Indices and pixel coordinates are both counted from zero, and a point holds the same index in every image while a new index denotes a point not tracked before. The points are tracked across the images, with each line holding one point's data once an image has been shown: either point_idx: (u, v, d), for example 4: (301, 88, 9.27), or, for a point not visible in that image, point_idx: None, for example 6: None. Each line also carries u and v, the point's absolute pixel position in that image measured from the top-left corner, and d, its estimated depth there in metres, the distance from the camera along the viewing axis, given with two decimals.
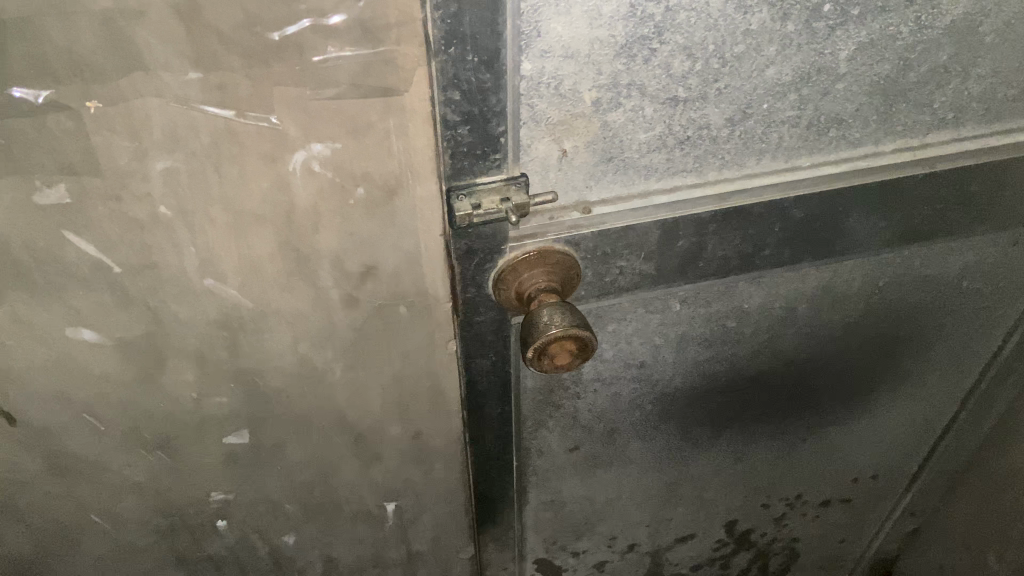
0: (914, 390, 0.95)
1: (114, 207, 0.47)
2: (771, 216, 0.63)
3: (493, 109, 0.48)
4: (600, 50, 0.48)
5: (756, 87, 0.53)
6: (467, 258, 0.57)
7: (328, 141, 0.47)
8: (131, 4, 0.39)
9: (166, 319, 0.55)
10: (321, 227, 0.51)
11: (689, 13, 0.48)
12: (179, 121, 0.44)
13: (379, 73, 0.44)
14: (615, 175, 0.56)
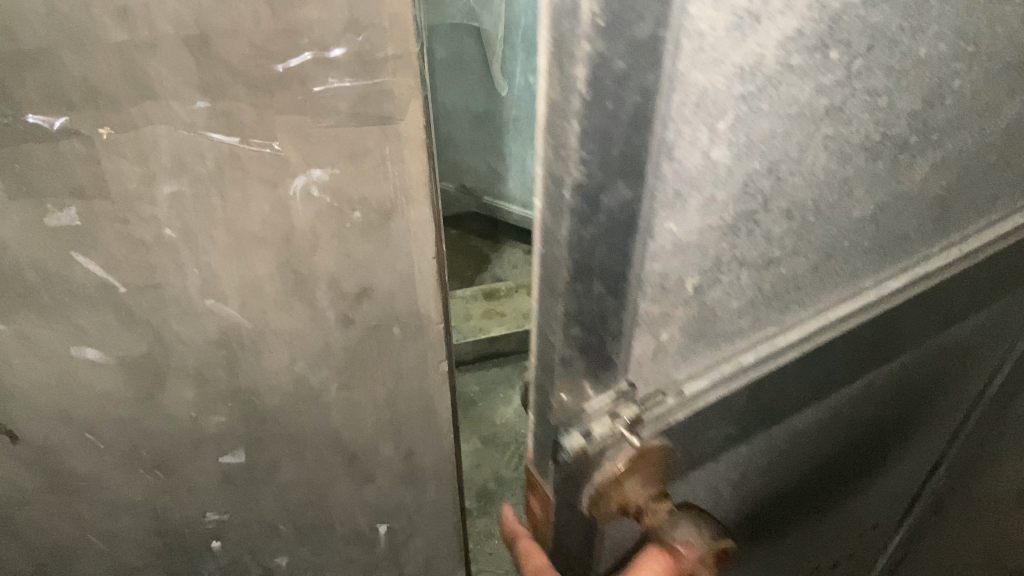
0: (917, 447, 0.91)
1: (121, 229, 0.49)
2: (847, 348, 0.54)
3: (614, 333, 0.38)
4: (708, 236, 0.38)
5: (843, 229, 0.46)
6: (568, 484, 0.44)
7: (326, 166, 0.49)
8: (144, 38, 0.41)
9: (169, 336, 0.56)
10: (319, 248, 0.54)
11: (797, 176, 0.39)
12: (186, 146, 0.46)
13: (376, 102, 0.47)
14: (703, 355, 0.46)
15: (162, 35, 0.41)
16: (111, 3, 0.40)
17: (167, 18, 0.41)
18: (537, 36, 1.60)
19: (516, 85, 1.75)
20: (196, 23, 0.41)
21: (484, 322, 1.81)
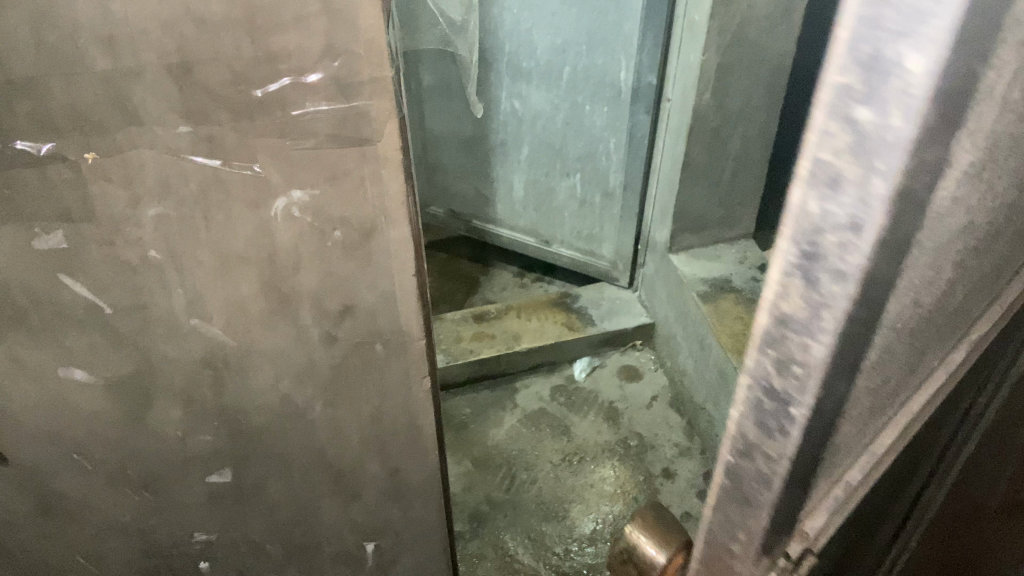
0: (957, 512, 0.90)
1: (109, 252, 0.51)
2: (941, 419, 0.59)
3: (805, 482, 0.41)
4: (879, 363, 0.40)
5: (947, 317, 0.50)
6: None
7: (307, 188, 0.51)
8: (129, 66, 0.43)
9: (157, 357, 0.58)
10: (302, 268, 0.55)
11: (938, 289, 0.43)
12: (170, 170, 0.48)
13: (354, 124, 0.49)
14: (848, 469, 0.48)
15: (146, 63, 0.43)
16: (97, 33, 0.42)
17: (151, 48, 0.43)
18: (523, 61, 1.66)
19: (502, 111, 1.78)
20: (180, 53, 0.43)
21: (474, 345, 1.82)
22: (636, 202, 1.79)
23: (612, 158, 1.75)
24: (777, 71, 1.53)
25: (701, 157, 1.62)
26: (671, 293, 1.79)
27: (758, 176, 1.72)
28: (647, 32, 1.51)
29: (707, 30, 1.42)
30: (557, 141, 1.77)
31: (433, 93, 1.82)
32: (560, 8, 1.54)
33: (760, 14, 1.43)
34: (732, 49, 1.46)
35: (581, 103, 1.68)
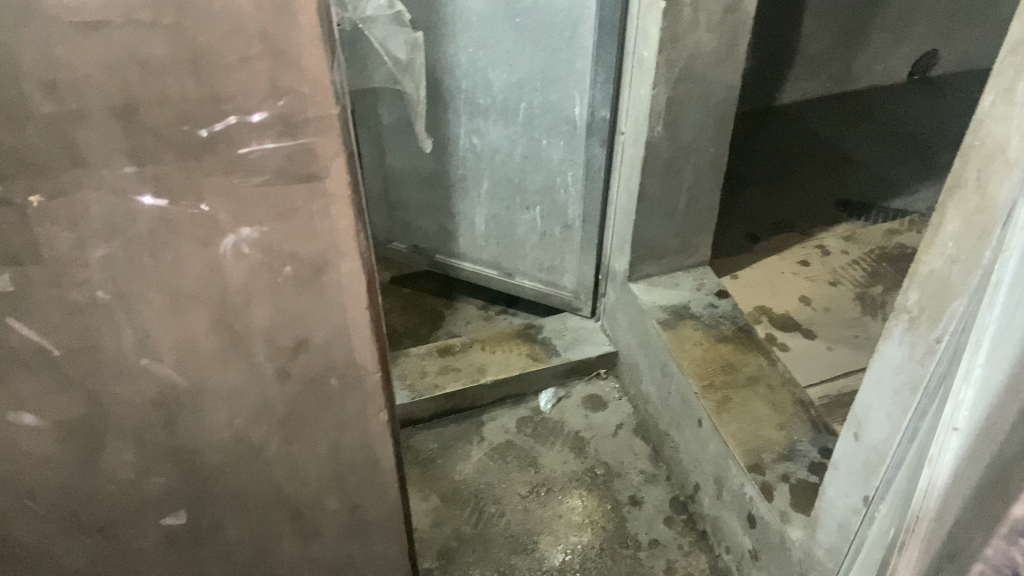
0: None
1: (57, 293, 0.53)
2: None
3: None
4: None
5: None
6: None
7: (256, 225, 0.54)
8: (73, 109, 0.47)
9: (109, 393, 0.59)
10: (254, 303, 0.58)
11: None
12: (117, 211, 0.51)
13: (301, 161, 0.53)
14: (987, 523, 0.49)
15: (88, 106, 0.47)
16: (40, 78, 0.45)
17: (95, 91, 0.46)
18: (480, 97, 1.68)
19: (461, 146, 1.79)
20: (127, 93, 0.47)
21: (440, 379, 1.81)
22: (595, 233, 1.82)
23: (570, 190, 1.77)
24: (725, 103, 1.59)
25: (656, 188, 1.66)
26: (633, 321, 1.80)
27: (714, 205, 1.77)
28: (600, 67, 1.55)
29: (655, 66, 1.46)
30: (517, 174, 1.79)
31: (392, 131, 1.84)
32: (514, 47, 1.58)
33: (705, 49, 1.49)
34: (680, 83, 1.51)
35: (538, 137, 1.70)
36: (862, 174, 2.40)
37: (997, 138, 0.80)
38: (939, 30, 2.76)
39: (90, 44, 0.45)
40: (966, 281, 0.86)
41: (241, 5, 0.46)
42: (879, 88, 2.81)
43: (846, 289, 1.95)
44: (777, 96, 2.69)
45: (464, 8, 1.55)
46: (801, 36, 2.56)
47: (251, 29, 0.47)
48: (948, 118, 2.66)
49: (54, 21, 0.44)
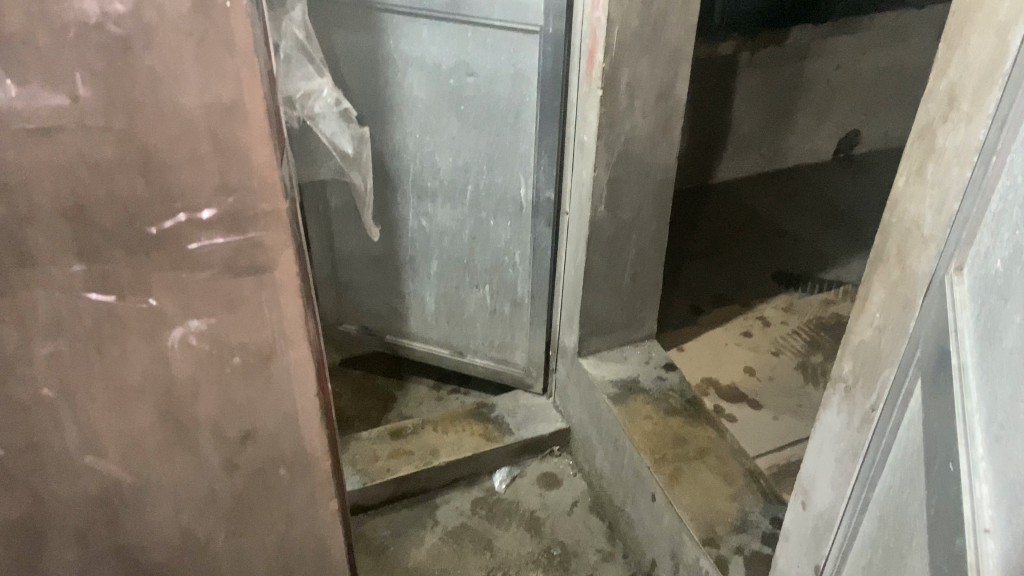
0: None
1: (4, 398, 0.61)
2: None
3: None
4: None
5: None
6: None
7: (203, 318, 0.64)
8: (24, 214, 0.55)
9: (52, 465, 0.65)
10: (200, 395, 0.67)
11: None
12: (64, 308, 0.59)
13: (248, 253, 0.62)
14: None
15: (39, 208, 0.55)
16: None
17: (46, 194, 0.55)
18: (428, 181, 1.72)
19: (410, 228, 1.82)
20: (85, 190, 0.56)
21: (391, 463, 1.78)
22: (544, 310, 1.85)
23: (518, 269, 1.81)
24: (662, 184, 1.67)
25: (601, 265, 1.70)
26: (584, 396, 1.82)
27: (657, 279, 1.82)
28: (542, 150, 1.60)
29: (596, 150, 1.53)
30: (465, 254, 1.82)
31: (341, 213, 1.86)
32: (459, 132, 1.63)
33: (641, 133, 1.56)
34: (619, 164, 1.58)
35: (485, 218, 1.74)
36: (796, 247, 2.50)
37: (913, 215, 0.86)
38: (859, 112, 2.93)
39: (38, 144, 0.54)
40: (894, 350, 0.90)
41: (191, 111, 0.56)
42: (807, 165, 2.96)
43: (788, 359, 2.01)
44: (713, 175, 2.80)
45: (410, 97, 1.61)
46: (733, 118, 2.69)
47: (199, 130, 0.57)
48: (872, 194, 2.81)
49: (14, 129, 0.53)
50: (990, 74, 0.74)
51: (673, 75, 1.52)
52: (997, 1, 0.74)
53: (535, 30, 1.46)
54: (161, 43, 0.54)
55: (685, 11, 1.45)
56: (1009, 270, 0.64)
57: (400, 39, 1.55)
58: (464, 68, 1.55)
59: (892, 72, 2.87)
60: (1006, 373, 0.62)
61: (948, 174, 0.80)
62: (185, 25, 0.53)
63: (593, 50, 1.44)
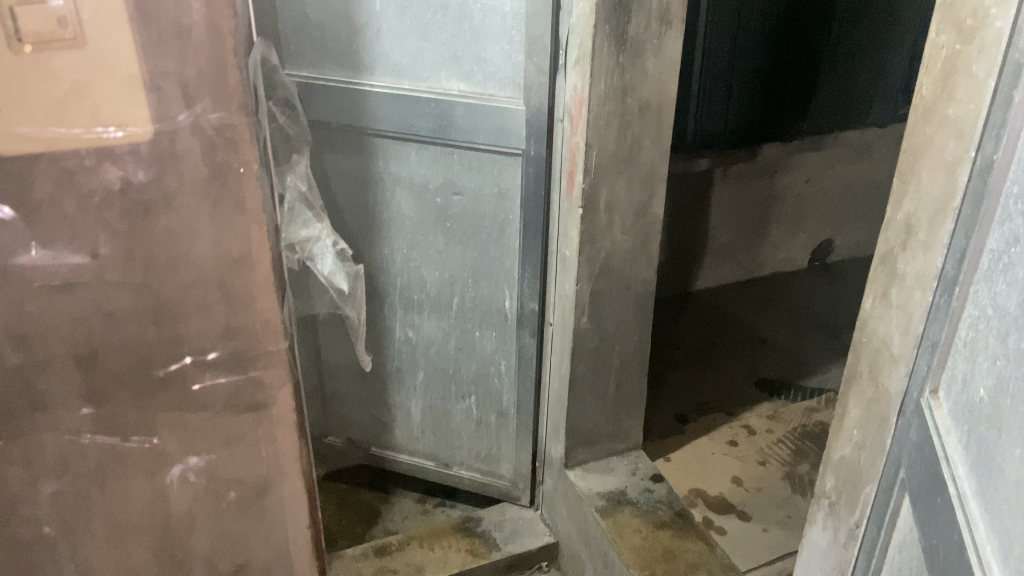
0: None
1: (15, 533, 0.85)
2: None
3: None
4: None
5: None
6: None
7: (203, 457, 0.91)
8: (37, 364, 0.78)
9: (59, 562, 0.89)
10: (196, 530, 0.94)
11: None
12: (68, 450, 0.83)
13: (249, 393, 0.90)
14: None
15: (53, 356, 0.79)
16: (18, 334, 0.77)
17: (62, 344, 0.79)
18: (415, 293, 1.77)
19: (397, 340, 1.85)
20: (101, 335, 0.80)
21: None
22: (530, 420, 1.85)
23: (503, 379, 1.83)
24: (643, 297, 1.72)
25: (586, 376, 1.73)
26: (571, 509, 1.80)
27: (641, 388, 1.84)
28: (527, 263, 1.65)
29: (577, 264, 1.58)
30: (451, 365, 1.84)
31: (328, 326, 1.88)
32: (445, 246, 1.69)
33: (621, 248, 1.62)
34: (601, 278, 1.63)
35: (471, 328, 1.78)
36: (776, 354, 2.55)
37: (881, 335, 0.92)
38: (830, 222, 3.04)
39: (59, 297, 0.77)
40: (874, 466, 0.93)
41: (206, 270, 0.82)
42: (784, 273, 3.04)
43: (774, 468, 2.01)
44: (693, 283, 2.88)
45: (398, 214, 1.68)
46: (710, 230, 2.79)
47: (211, 282, 0.83)
48: (847, 301, 2.88)
49: (46, 283, 0.76)
50: (942, 207, 0.81)
51: (649, 195, 1.60)
52: (942, 141, 0.81)
53: (518, 153, 1.53)
54: (175, 210, 0.78)
55: (658, 135, 1.54)
56: (998, 406, 0.66)
57: (389, 160, 1.62)
58: (451, 186, 1.62)
59: (859, 184, 3.01)
60: (1011, 505, 0.63)
61: (911, 297, 0.86)
62: (202, 189, 0.79)
63: (573, 171, 1.51)
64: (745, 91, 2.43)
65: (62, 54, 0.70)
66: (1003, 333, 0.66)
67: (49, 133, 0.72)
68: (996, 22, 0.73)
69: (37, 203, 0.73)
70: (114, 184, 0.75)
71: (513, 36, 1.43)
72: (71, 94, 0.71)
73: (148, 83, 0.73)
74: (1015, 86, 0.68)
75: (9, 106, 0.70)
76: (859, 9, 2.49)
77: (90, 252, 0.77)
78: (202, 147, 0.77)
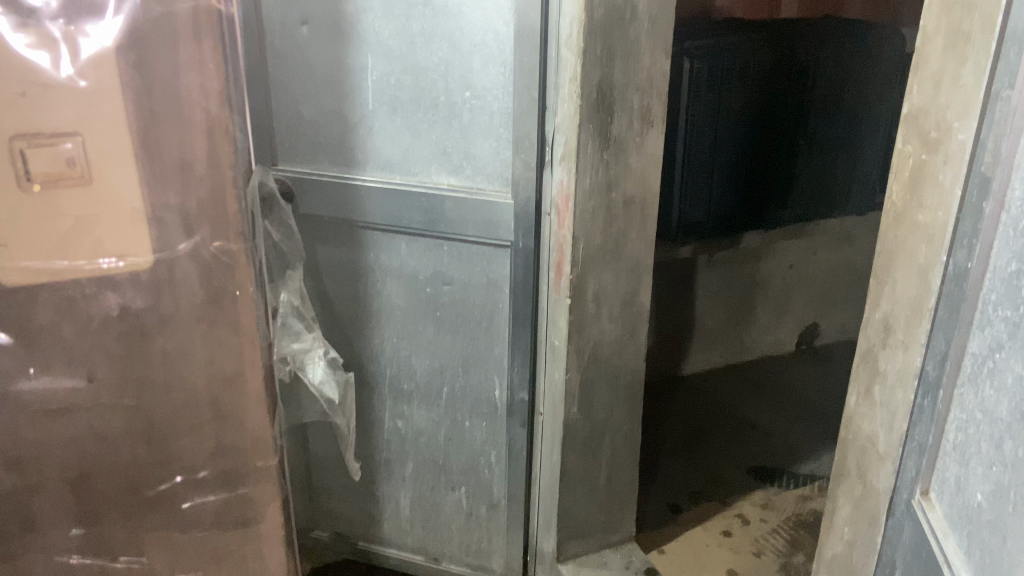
0: None
1: None
2: None
3: None
4: None
5: None
6: None
7: (194, 568, 1.02)
8: (33, 486, 0.91)
9: None
10: None
11: None
12: (59, 564, 0.95)
13: (238, 506, 1.01)
14: None
15: (48, 477, 0.91)
16: (17, 459, 0.89)
17: (55, 466, 0.91)
18: (405, 383, 1.77)
19: (386, 430, 1.83)
20: (93, 457, 0.92)
21: None
22: (520, 513, 1.81)
23: (494, 468, 1.80)
24: (632, 386, 1.73)
25: (576, 465, 1.72)
26: None
27: (633, 477, 1.83)
28: (516, 352, 1.65)
29: (566, 353, 1.59)
30: (440, 456, 1.83)
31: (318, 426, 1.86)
32: (434, 336, 1.70)
33: (609, 338, 1.64)
34: (590, 367, 1.64)
35: (460, 418, 1.77)
36: (768, 440, 2.54)
37: (866, 432, 0.93)
38: (816, 305, 3.08)
39: (57, 422, 0.89)
40: (865, 564, 0.93)
41: (198, 397, 0.95)
42: (772, 358, 3.06)
43: (769, 560, 1.98)
44: (682, 368, 2.89)
45: (388, 304, 1.70)
46: (697, 315, 2.82)
47: (201, 405, 0.95)
48: (834, 385, 2.90)
49: (46, 410, 0.88)
50: (918, 308, 0.83)
51: (636, 286, 1.63)
52: (914, 245, 0.84)
53: (506, 244, 1.55)
54: (167, 336, 0.91)
55: (643, 228, 1.58)
56: (998, 512, 0.67)
57: (380, 251, 1.65)
58: (440, 277, 1.64)
59: (844, 268, 3.04)
60: None
61: (894, 395, 0.88)
62: (196, 318, 0.91)
63: (560, 262, 1.54)
64: (726, 181, 2.50)
65: (68, 192, 0.81)
66: (997, 440, 0.68)
67: (54, 264, 0.83)
68: (959, 134, 0.77)
69: (41, 328, 0.86)
70: (113, 310, 0.88)
71: (500, 133, 1.48)
72: (75, 228, 0.83)
73: (149, 216, 0.85)
74: (983, 198, 0.71)
75: (20, 239, 0.81)
76: (833, 101, 2.60)
77: (89, 376, 0.89)
78: (200, 271, 0.90)
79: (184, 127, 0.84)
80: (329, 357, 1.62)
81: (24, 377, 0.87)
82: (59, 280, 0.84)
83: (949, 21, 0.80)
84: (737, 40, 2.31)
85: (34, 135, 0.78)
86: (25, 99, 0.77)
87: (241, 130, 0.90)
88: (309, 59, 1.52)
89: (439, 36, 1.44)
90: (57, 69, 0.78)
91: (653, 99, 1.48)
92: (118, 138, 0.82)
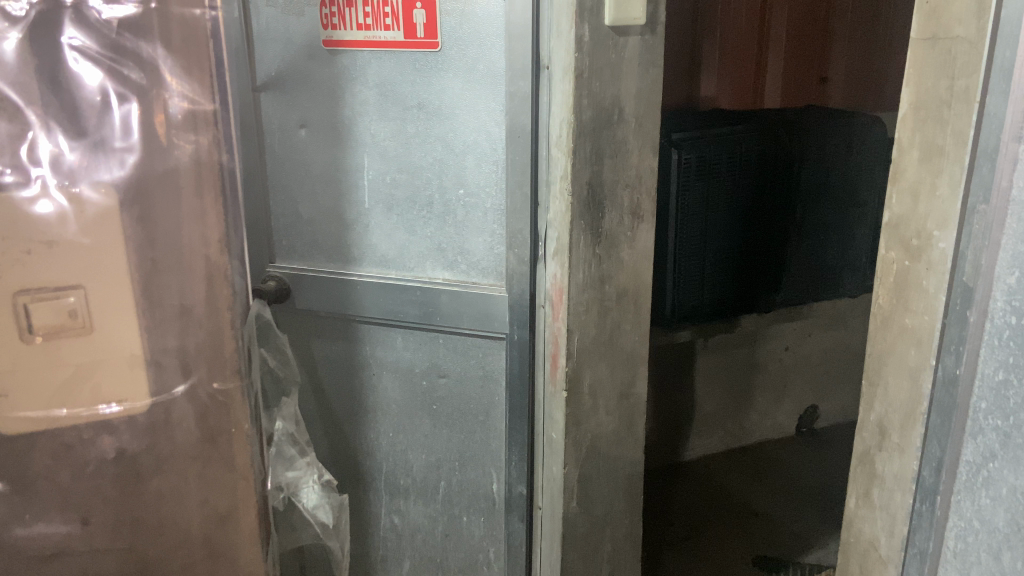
0: None
1: None
2: None
3: None
4: None
5: None
6: None
7: None
8: None
9: None
10: None
11: None
12: None
13: None
14: None
15: None
16: None
17: None
18: (400, 477, 1.74)
19: (382, 527, 1.80)
20: None
21: None
22: None
23: (493, 566, 1.74)
24: (631, 478, 1.71)
25: (576, 561, 1.68)
26: None
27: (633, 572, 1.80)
28: (513, 445, 1.62)
29: (563, 446, 1.57)
30: (438, 553, 1.77)
31: (315, 549, 1.80)
32: (431, 430, 1.68)
33: (607, 429, 1.63)
34: (587, 461, 1.62)
35: (458, 514, 1.73)
36: (773, 528, 2.50)
37: (868, 535, 0.92)
38: (813, 388, 3.06)
39: (47, 566, 0.89)
40: None
41: (194, 530, 0.95)
42: (772, 441, 3.03)
43: None
44: (682, 453, 2.86)
45: (384, 398, 1.69)
46: (696, 400, 2.80)
47: (196, 538, 0.95)
48: (837, 469, 2.88)
49: (38, 553, 0.88)
50: (911, 412, 0.84)
51: (631, 376, 1.63)
52: (903, 349, 0.85)
53: (501, 336, 1.54)
54: (165, 472, 0.92)
55: (636, 320, 1.60)
56: None
57: (375, 345, 1.65)
58: (436, 369, 1.63)
59: (839, 351, 3.04)
60: None
61: (893, 498, 0.87)
62: (194, 449, 0.93)
63: (556, 354, 1.53)
64: (718, 266, 2.51)
65: (69, 343, 0.83)
66: (1008, 550, 0.71)
67: (52, 413, 0.84)
68: (940, 242, 0.79)
69: (36, 475, 0.86)
70: (109, 453, 0.88)
71: (493, 229, 1.50)
72: (74, 376, 0.84)
73: (147, 359, 0.87)
74: (967, 307, 0.74)
75: (18, 393, 0.82)
76: (819, 188, 2.65)
77: (83, 521, 0.89)
78: (196, 412, 0.92)
79: (184, 274, 0.88)
80: (323, 480, 1.64)
81: (20, 524, 0.87)
82: (56, 427, 0.85)
83: (922, 135, 0.82)
84: (722, 131, 2.38)
85: (37, 290, 0.80)
86: (31, 257, 0.79)
87: (240, 270, 0.93)
88: (306, 160, 1.56)
89: (433, 137, 1.48)
90: (64, 223, 0.80)
91: (641, 195, 1.52)
92: (117, 285, 0.84)
